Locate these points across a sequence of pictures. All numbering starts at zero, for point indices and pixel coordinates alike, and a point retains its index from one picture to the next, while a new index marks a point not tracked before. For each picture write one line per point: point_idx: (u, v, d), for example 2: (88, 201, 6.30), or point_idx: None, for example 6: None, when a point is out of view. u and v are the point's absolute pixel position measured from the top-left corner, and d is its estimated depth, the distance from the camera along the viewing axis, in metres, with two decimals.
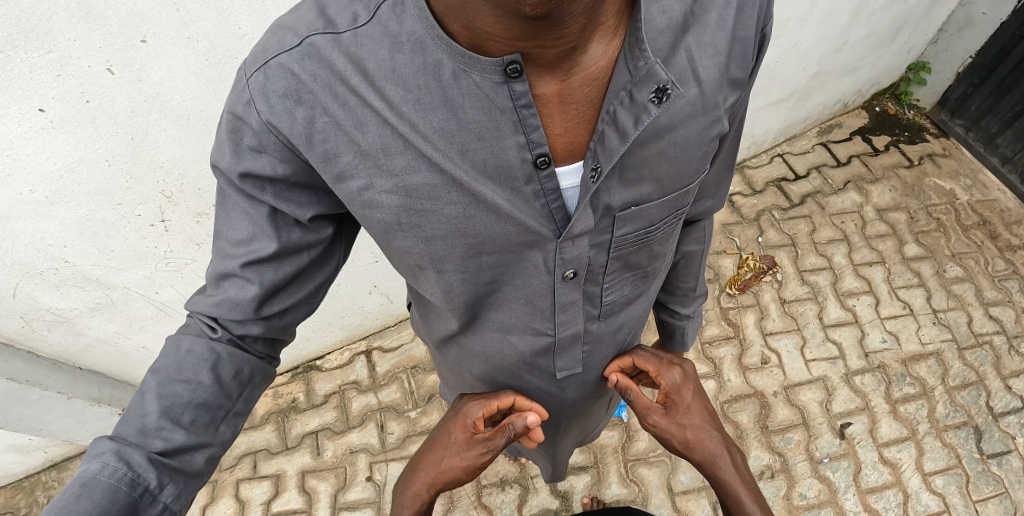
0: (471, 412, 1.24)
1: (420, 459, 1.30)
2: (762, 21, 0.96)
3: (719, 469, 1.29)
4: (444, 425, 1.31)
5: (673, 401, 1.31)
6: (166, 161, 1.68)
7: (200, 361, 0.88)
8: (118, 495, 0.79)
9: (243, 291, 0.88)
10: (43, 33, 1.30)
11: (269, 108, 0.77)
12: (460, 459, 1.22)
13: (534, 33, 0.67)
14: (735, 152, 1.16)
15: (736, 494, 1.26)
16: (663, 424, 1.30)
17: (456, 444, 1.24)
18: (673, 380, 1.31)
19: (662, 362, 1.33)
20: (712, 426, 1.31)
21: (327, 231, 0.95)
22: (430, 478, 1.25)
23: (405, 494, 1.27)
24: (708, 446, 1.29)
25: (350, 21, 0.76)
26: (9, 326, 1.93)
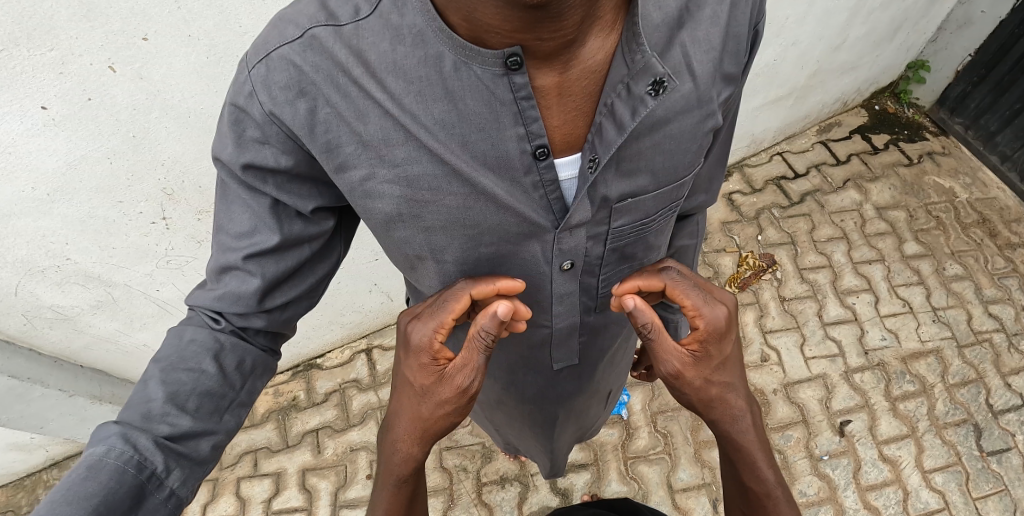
0: (422, 342, 0.95)
1: (389, 420, 1.03)
2: (755, 16, 0.97)
3: (740, 437, 1.06)
4: (400, 369, 1.02)
5: (708, 352, 1.02)
6: (166, 158, 1.69)
7: (203, 350, 0.89)
8: (125, 477, 0.80)
9: (244, 284, 0.89)
10: (45, 31, 1.31)
11: (271, 99, 0.78)
12: (437, 400, 0.96)
13: (534, 25, 0.67)
14: (727, 147, 1.18)
15: (751, 464, 1.06)
16: (689, 377, 1.01)
17: (424, 385, 0.96)
18: (715, 322, 1.02)
19: (703, 297, 1.04)
20: (743, 387, 1.06)
21: (328, 224, 0.96)
22: (413, 439, 0.99)
23: (388, 467, 1.02)
24: (734, 410, 1.05)
25: (351, 14, 0.77)
26: (11, 323, 1.94)
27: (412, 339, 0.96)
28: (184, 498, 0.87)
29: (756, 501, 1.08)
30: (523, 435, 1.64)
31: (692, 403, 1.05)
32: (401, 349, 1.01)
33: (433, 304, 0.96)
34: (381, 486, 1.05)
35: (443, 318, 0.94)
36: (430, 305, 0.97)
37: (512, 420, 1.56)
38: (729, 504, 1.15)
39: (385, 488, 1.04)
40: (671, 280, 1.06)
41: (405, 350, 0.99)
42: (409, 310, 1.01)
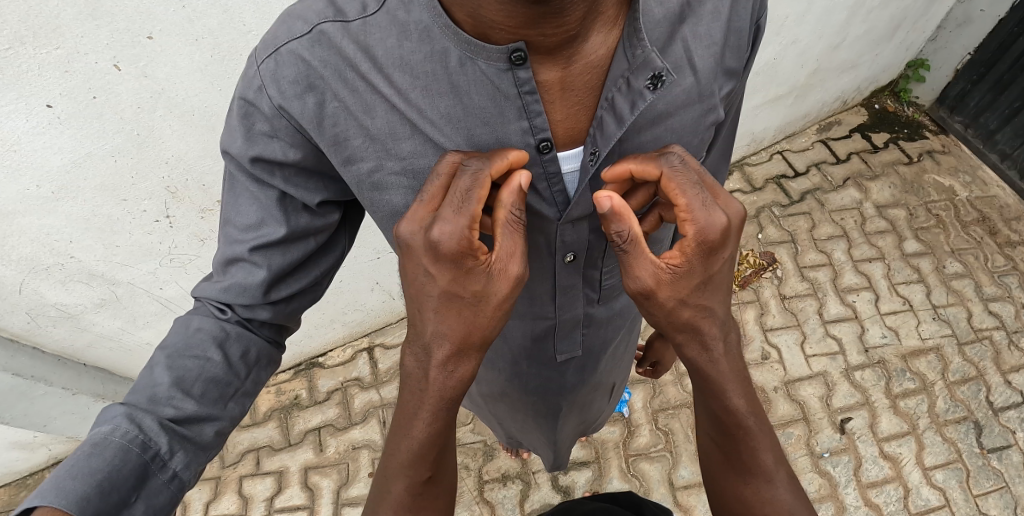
0: (459, 244, 0.81)
1: (425, 343, 0.90)
2: (756, 12, 0.98)
3: (712, 366, 0.97)
4: (422, 286, 0.87)
5: (691, 267, 0.90)
6: (170, 156, 1.69)
7: (209, 338, 0.91)
8: (129, 456, 0.84)
9: (251, 275, 0.90)
10: (51, 30, 1.32)
11: (280, 94, 0.80)
12: (496, 299, 0.87)
13: (535, 21, 0.70)
14: (731, 141, 1.20)
15: (722, 395, 0.98)
16: (661, 295, 0.91)
17: (475, 290, 0.86)
18: (708, 231, 0.87)
19: (704, 199, 0.87)
20: (722, 311, 0.96)
21: (334, 217, 0.98)
22: (470, 352, 0.90)
23: (436, 397, 0.91)
24: (708, 335, 0.96)
25: (359, 10, 0.80)
26: (15, 321, 1.95)
27: (445, 247, 0.81)
28: (188, 480, 0.91)
29: (727, 432, 1.01)
30: (526, 428, 1.65)
31: (662, 323, 0.95)
32: (419, 264, 0.85)
33: (454, 198, 0.81)
34: (418, 424, 0.93)
35: (474, 210, 0.81)
36: (447, 200, 0.81)
37: (515, 413, 1.57)
38: (701, 436, 1.08)
39: (429, 419, 0.92)
40: (671, 170, 0.87)
41: (430, 261, 0.83)
42: (411, 216, 0.83)
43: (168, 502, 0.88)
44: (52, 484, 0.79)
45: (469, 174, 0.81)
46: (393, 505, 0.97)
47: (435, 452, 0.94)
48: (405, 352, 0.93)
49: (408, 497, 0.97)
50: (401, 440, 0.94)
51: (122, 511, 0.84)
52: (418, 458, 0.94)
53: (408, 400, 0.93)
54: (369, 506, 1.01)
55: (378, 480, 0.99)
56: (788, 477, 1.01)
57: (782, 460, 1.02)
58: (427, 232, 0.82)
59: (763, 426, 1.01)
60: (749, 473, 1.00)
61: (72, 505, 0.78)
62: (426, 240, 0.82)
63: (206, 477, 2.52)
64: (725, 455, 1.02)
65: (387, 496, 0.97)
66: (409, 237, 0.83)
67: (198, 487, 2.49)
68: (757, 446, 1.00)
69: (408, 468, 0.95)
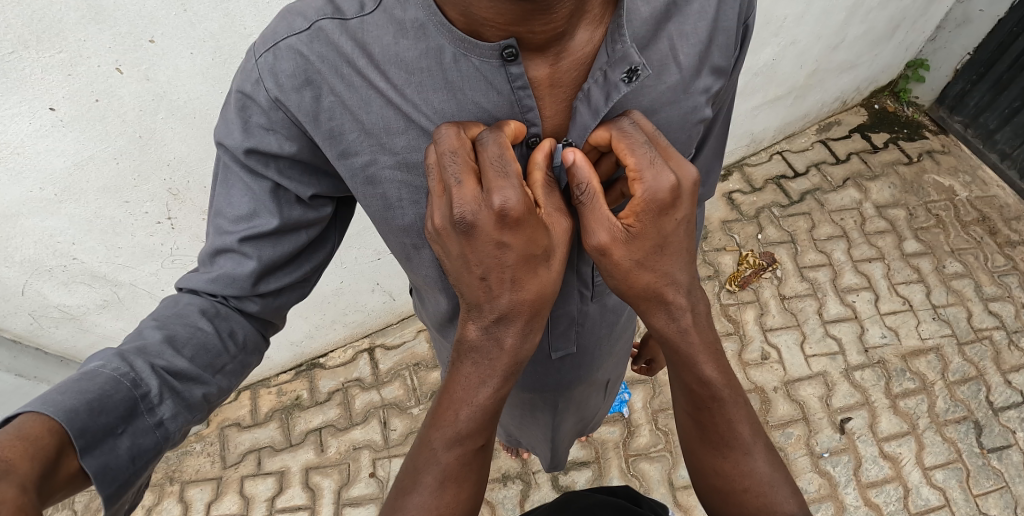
0: (524, 204, 0.77)
1: (499, 314, 0.86)
2: (745, 12, 0.99)
3: (681, 337, 0.96)
4: (490, 262, 0.81)
5: (646, 228, 0.85)
6: (172, 159, 1.70)
7: (197, 310, 0.93)
8: (118, 387, 0.82)
9: (240, 266, 0.92)
10: (54, 34, 1.33)
11: (278, 86, 0.83)
12: (558, 251, 0.86)
13: (526, 17, 0.73)
14: (724, 139, 1.21)
15: (695, 368, 0.98)
16: (617, 256, 0.86)
17: (543, 246, 0.83)
18: (657, 192, 0.82)
19: (653, 157, 0.82)
20: (683, 278, 0.92)
21: (327, 210, 1.00)
22: (541, 312, 0.88)
23: (510, 358, 0.90)
24: (675, 303, 0.94)
25: (357, 9, 0.83)
26: (18, 322, 1.97)
27: (514, 213, 0.76)
28: (172, 435, 0.88)
29: (703, 407, 1.01)
30: (524, 427, 1.67)
31: (622, 291, 0.91)
32: (485, 239, 0.78)
33: (492, 162, 0.77)
34: (481, 392, 0.91)
35: (517, 168, 0.78)
36: (489, 168, 0.77)
37: (514, 412, 1.59)
38: (677, 412, 1.08)
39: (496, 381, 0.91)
40: (622, 133, 0.84)
41: (500, 232, 0.78)
42: (461, 195, 0.77)
43: (150, 449, 0.85)
44: (40, 397, 0.78)
45: (493, 142, 0.79)
46: (439, 473, 0.93)
47: (494, 416, 0.94)
48: (468, 325, 0.89)
49: (458, 466, 0.94)
50: (459, 407, 0.92)
51: (106, 440, 0.80)
52: (478, 423, 0.93)
53: (471, 368, 0.91)
54: (394, 488, 0.97)
55: (418, 449, 0.96)
56: (765, 448, 1.01)
57: (759, 432, 1.03)
58: (488, 202, 0.76)
59: (737, 397, 1.01)
60: (726, 446, 1.00)
61: (60, 414, 0.76)
62: (491, 210, 0.76)
63: (208, 477, 2.53)
64: (702, 430, 1.02)
65: (429, 468, 0.94)
66: (468, 215, 0.77)
67: (199, 487, 2.50)
68: (734, 419, 1.00)
69: (464, 434, 0.93)
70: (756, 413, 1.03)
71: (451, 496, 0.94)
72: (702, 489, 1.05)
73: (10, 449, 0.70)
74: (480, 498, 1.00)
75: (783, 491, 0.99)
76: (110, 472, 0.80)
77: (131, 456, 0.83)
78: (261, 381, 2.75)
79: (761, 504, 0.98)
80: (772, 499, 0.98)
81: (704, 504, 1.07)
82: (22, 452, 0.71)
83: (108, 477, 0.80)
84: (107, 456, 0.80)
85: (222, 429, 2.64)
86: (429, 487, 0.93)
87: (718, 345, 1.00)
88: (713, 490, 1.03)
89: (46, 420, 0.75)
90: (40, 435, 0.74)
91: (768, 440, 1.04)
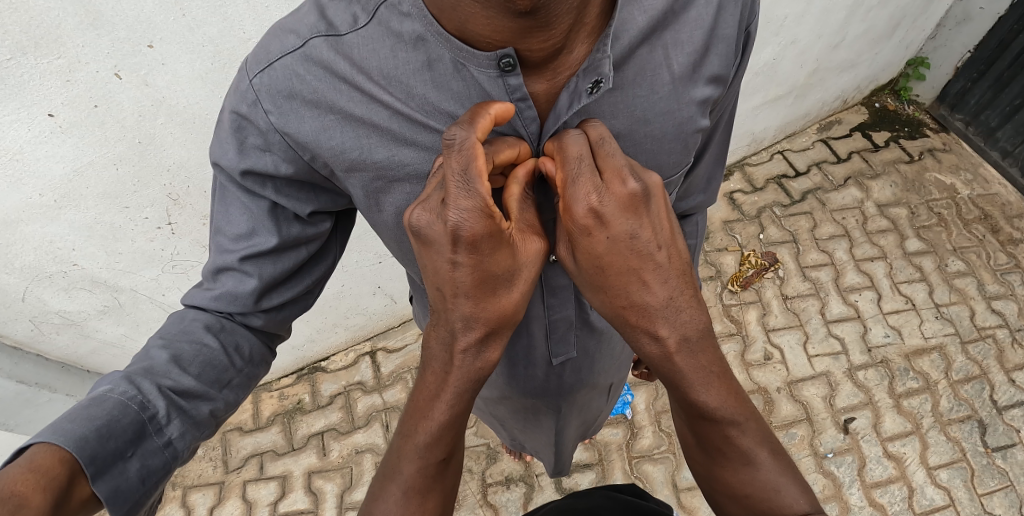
0: (481, 225, 0.74)
1: (451, 328, 0.85)
2: (745, 19, 0.99)
3: (663, 359, 0.92)
4: (445, 277, 0.80)
5: (585, 249, 0.84)
6: (171, 164, 1.70)
7: (202, 325, 0.92)
8: (126, 411, 0.81)
9: (241, 284, 0.91)
10: (52, 40, 1.33)
11: (275, 108, 0.84)
12: (525, 273, 0.84)
13: (523, 35, 0.71)
14: (725, 145, 1.21)
15: (685, 390, 0.94)
16: (570, 267, 0.90)
17: (505, 266, 0.81)
18: (575, 214, 0.81)
19: (579, 176, 0.80)
20: (653, 300, 0.87)
21: (327, 225, 0.99)
22: (499, 331, 0.87)
23: (462, 376, 0.88)
24: (644, 328, 0.89)
25: (350, 22, 0.83)
26: (18, 329, 1.96)
27: (469, 233, 0.74)
28: (181, 453, 0.87)
29: (699, 421, 0.99)
30: (529, 434, 1.67)
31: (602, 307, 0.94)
32: (440, 253, 0.77)
33: (454, 182, 0.72)
34: (438, 407, 0.90)
35: (485, 190, 0.73)
36: (450, 183, 0.72)
37: (517, 418, 1.59)
38: (678, 421, 1.06)
39: (447, 400, 0.90)
40: (559, 147, 0.82)
41: (453, 250, 0.76)
42: (423, 208, 0.77)
43: (159, 469, 0.85)
44: (49, 427, 0.77)
45: (464, 153, 0.72)
46: (403, 483, 0.93)
47: (453, 431, 0.92)
48: (431, 335, 0.89)
49: (420, 479, 0.93)
50: (419, 420, 0.92)
51: (116, 464, 0.80)
52: (436, 437, 0.92)
53: (430, 381, 0.91)
54: (370, 489, 0.96)
55: (386, 460, 0.96)
56: (771, 455, 0.99)
57: (763, 441, 0.99)
58: (444, 218, 0.74)
59: (739, 412, 0.97)
60: (725, 457, 0.99)
61: (70, 443, 0.76)
62: (444, 228, 0.75)
63: (210, 481, 2.52)
64: (700, 441, 1.01)
65: (395, 477, 0.94)
66: (426, 223, 0.76)
67: (201, 491, 2.50)
68: (733, 433, 0.97)
69: (424, 446, 0.92)
70: (762, 422, 1.00)
71: (415, 507, 0.93)
72: (708, 488, 1.05)
73: (21, 481, 0.70)
74: (450, 506, 1.00)
75: (792, 491, 0.97)
76: (121, 494, 0.80)
77: (141, 477, 0.83)
78: (262, 384, 2.75)
79: (766, 508, 0.97)
80: (781, 502, 0.96)
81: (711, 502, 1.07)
82: (35, 484, 0.71)
83: (120, 500, 0.80)
84: (117, 480, 0.80)
85: (225, 434, 2.63)
86: (394, 496, 0.93)
87: (714, 366, 0.94)
88: (719, 490, 1.03)
89: (57, 449, 0.75)
90: (52, 466, 0.73)
91: (775, 445, 1.01)
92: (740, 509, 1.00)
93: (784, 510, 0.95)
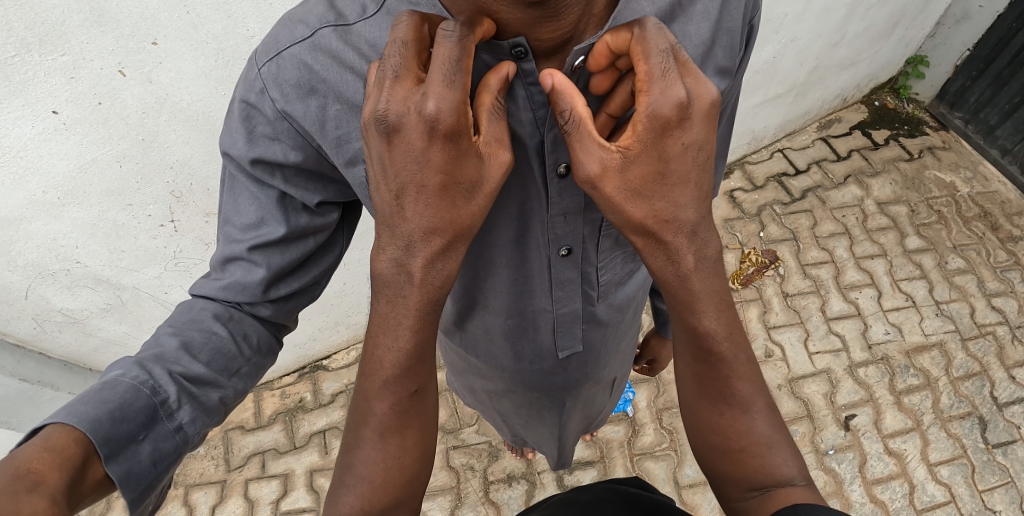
0: (456, 120, 0.70)
1: (407, 241, 0.79)
2: (750, 13, 1.00)
3: (681, 283, 0.92)
4: (405, 178, 0.74)
5: (643, 151, 0.79)
6: (175, 161, 1.70)
7: (211, 314, 0.92)
8: (138, 395, 0.83)
9: (250, 273, 0.92)
10: (56, 36, 1.33)
11: (283, 97, 0.84)
12: (489, 187, 0.79)
13: (535, 24, 0.73)
14: (728, 138, 1.23)
15: (696, 317, 0.95)
16: (609, 185, 0.82)
17: (470, 176, 0.76)
18: (661, 108, 0.76)
19: (666, 68, 0.75)
20: (690, 217, 0.86)
21: (334, 216, 1.00)
22: (456, 244, 0.81)
23: (423, 297, 0.83)
24: (676, 246, 0.88)
25: (359, 12, 0.84)
26: (21, 327, 1.97)
27: (444, 126, 0.70)
28: (191, 438, 0.89)
29: (706, 360, 0.98)
30: (532, 428, 1.68)
31: (621, 227, 0.87)
32: (409, 147, 0.72)
33: (439, 66, 0.68)
34: (400, 338, 0.85)
35: (467, 84, 0.70)
36: (436, 69, 0.68)
37: (520, 413, 1.60)
38: (678, 367, 1.05)
39: (411, 330, 0.84)
40: (644, 33, 0.76)
41: (426, 143, 0.71)
42: (395, 91, 0.70)
43: (170, 454, 0.86)
44: (63, 409, 0.78)
45: (455, 43, 0.68)
46: (378, 425, 0.90)
47: (421, 361, 0.88)
48: (379, 256, 0.82)
49: (394, 416, 0.90)
50: (382, 354, 0.87)
51: (129, 446, 0.81)
52: (404, 370, 0.87)
53: (389, 311, 0.85)
54: (345, 432, 0.94)
55: (355, 404, 0.92)
56: (766, 408, 1.00)
57: (761, 391, 1.01)
58: (419, 107, 0.69)
59: (740, 354, 0.99)
60: (726, 404, 1.00)
61: (84, 424, 0.77)
62: (416, 118, 0.70)
63: (212, 480, 2.52)
64: (702, 385, 1.01)
65: (369, 420, 0.90)
66: (395, 113, 0.70)
67: (203, 490, 2.50)
68: (734, 375, 0.98)
69: (392, 381, 0.87)
70: (760, 371, 1.02)
71: (396, 446, 0.91)
72: (699, 445, 1.05)
73: (37, 461, 0.71)
74: (434, 435, 0.98)
75: (784, 451, 0.98)
76: (133, 477, 0.81)
77: (152, 461, 0.84)
78: (264, 383, 2.75)
79: (758, 464, 0.97)
80: (772, 461, 0.97)
81: (699, 463, 1.07)
82: (51, 462, 0.72)
83: (132, 483, 0.81)
84: (130, 462, 0.81)
85: (226, 432, 2.63)
86: (372, 441, 0.90)
87: (726, 296, 0.96)
88: (710, 448, 1.02)
89: (71, 430, 0.76)
90: (67, 446, 0.74)
91: (770, 401, 1.02)
92: (732, 468, 1.00)
93: (776, 471, 0.96)
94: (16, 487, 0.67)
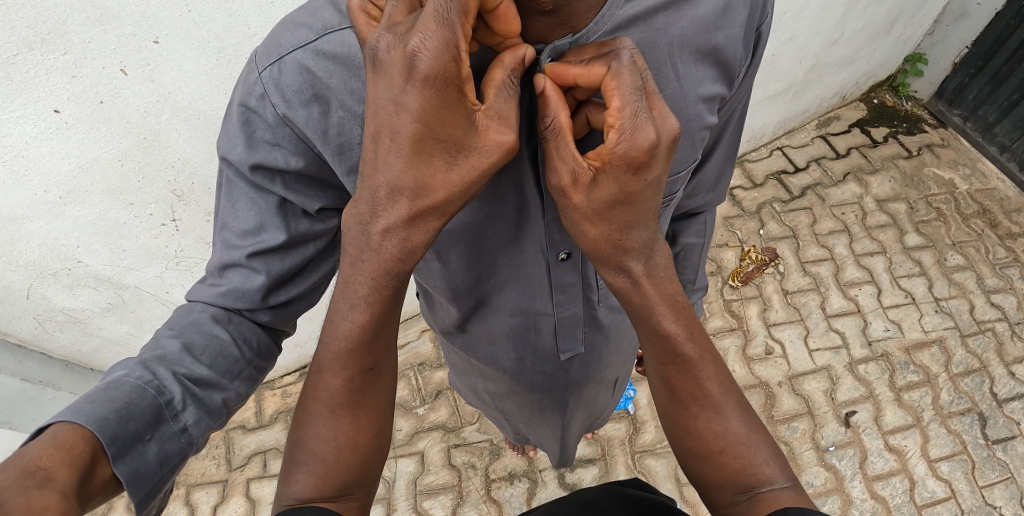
0: (441, 62, 0.63)
1: (374, 201, 0.75)
2: (755, 20, 1.01)
3: (635, 291, 0.93)
4: (384, 120, 0.69)
5: (609, 180, 0.79)
6: (177, 160, 1.71)
7: (211, 319, 0.92)
8: (143, 395, 0.84)
9: (249, 280, 0.92)
10: (58, 36, 1.33)
11: (285, 102, 0.84)
12: (474, 158, 0.72)
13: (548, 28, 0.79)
14: (736, 143, 1.24)
15: (653, 321, 0.96)
16: (574, 200, 0.82)
17: (453, 135, 0.70)
18: (629, 150, 0.74)
19: (638, 110, 0.73)
20: (637, 241, 0.87)
21: (335, 222, 1.00)
22: (425, 214, 0.76)
23: (376, 263, 0.79)
24: (625, 261, 0.89)
25: None
26: (22, 327, 1.96)
27: (427, 67, 0.63)
28: (195, 440, 0.89)
29: (668, 362, 0.99)
30: (535, 427, 1.68)
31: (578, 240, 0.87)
32: (392, 84, 0.66)
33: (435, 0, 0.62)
34: (355, 307, 0.83)
35: (461, 29, 0.64)
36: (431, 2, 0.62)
37: (523, 413, 1.60)
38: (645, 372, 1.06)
39: (364, 303, 0.83)
40: (619, 69, 0.73)
41: (405, 82, 0.65)
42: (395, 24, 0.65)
43: (176, 455, 0.87)
44: (70, 408, 0.79)
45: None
46: (330, 402, 0.89)
47: (376, 337, 0.87)
48: (349, 212, 0.78)
49: (346, 394, 0.89)
50: (337, 325, 0.85)
51: (136, 446, 0.82)
52: (358, 344, 0.86)
53: (343, 276, 0.83)
54: (296, 406, 0.93)
55: (308, 378, 0.91)
56: (738, 408, 1.01)
57: (731, 391, 1.02)
58: (405, 42, 0.64)
59: (704, 354, 1.00)
60: (697, 405, 1.00)
61: (92, 422, 0.78)
62: (403, 53, 0.64)
63: (213, 480, 2.52)
64: (670, 388, 1.01)
65: (320, 395, 0.89)
66: (387, 44, 0.65)
67: (205, 490, 2.50)
68: (702, 375, 1.00)
69: (346, 356, 0.86)
70: (726, 370, 1.03)
71: (347, 424, 0.90)
72: (680, 450, 1.04)
73: (47, 457, 0.71)
74: (388, 411, 0.97)
75: (761, 450, 0.99)
76: (140, 478, 0.82)
77: (159, 462, 0.84)
78: (266, 383, 2.76)
79: (740, 466, 0.98)
80: (752, 462, 0.98)
81: (685, 471, 1.06)
82: (60, 460, 0.72)
83: (139, 483, 0.82)
84: (137, 462, 0.82)
85: (228, 432, 2.63)
86: (324, 417, 0.90)
87: (680, 299, 0.98)
88: (690, 452, 1.02)
89: (79, 429, 0.77)
90: (76, 443, 0.75)
91: (742, 401, 1.03)
92: (714, 474, 1.00)
93: (756, 471, 0.97)
94: (26, 482, 0.67)
